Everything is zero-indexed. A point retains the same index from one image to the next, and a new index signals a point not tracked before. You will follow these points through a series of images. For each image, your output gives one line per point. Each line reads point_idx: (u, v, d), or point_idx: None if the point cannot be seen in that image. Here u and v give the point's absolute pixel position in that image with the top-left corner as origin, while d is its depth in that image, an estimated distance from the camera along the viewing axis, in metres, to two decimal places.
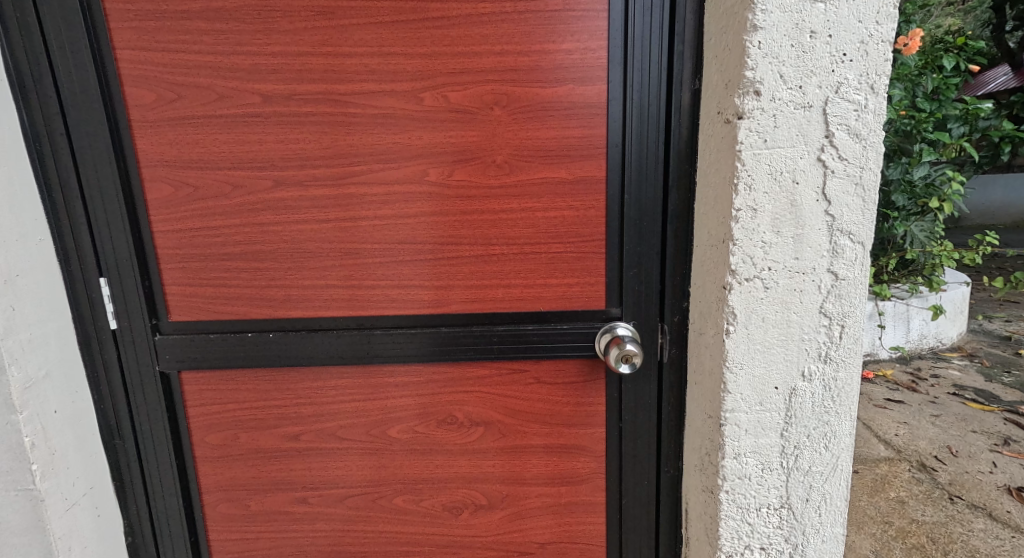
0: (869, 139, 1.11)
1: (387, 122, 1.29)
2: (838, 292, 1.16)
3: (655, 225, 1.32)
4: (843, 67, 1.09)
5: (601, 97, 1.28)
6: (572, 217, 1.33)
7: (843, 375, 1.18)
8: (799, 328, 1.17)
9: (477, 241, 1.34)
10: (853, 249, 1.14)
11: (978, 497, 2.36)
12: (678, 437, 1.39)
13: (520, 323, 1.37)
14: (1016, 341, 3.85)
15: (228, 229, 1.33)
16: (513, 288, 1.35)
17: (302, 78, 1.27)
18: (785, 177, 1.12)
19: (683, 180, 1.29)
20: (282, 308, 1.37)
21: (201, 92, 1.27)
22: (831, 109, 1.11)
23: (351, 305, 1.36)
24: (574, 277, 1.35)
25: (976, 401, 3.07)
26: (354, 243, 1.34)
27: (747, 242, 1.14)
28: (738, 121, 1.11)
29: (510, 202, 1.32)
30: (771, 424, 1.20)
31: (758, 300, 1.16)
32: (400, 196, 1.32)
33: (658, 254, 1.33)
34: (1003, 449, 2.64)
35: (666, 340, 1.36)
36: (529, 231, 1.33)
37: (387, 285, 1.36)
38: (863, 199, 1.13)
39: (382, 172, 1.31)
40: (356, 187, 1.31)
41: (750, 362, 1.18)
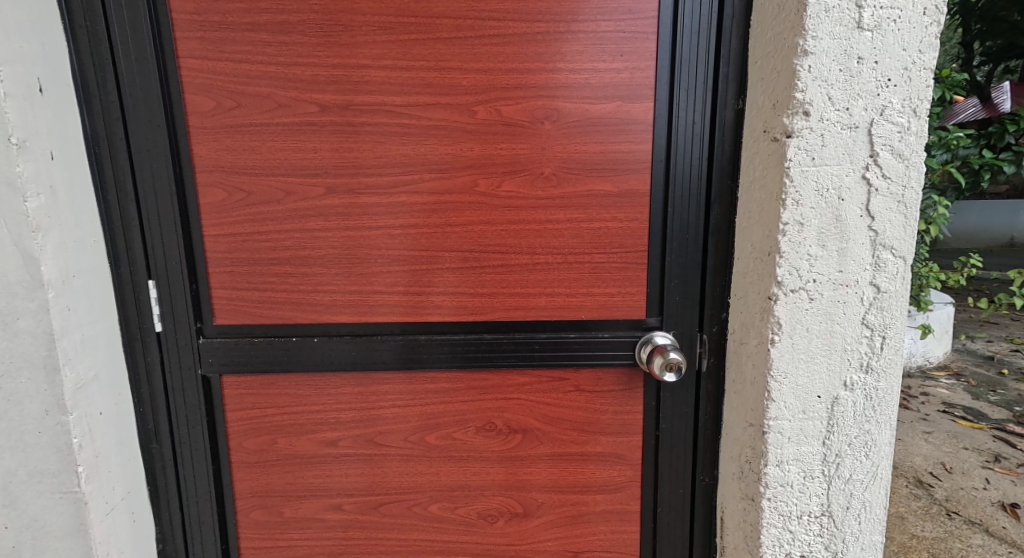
0: (911, 159, 1.16)
1: (439, 134, 1.32)
2: (880, 304, 1.20)
3: (697, 237, 1.36)
4: (888, 92, 1.14)
5: (647, 113, 1.33)
6: (616, 228, 1.37)
7: (884, 385, 1.22)
8: (842, 338, 1.21)
9: (523, 250, 1.37)
10: (894, 263, 1.19)
11: (975, 513, 2.41)
12: (713, 446, 1.43)
13: (562, 332, 1.40)
14: (1000, 360, 3.95)
15: (277, 235, 1.34)
16: (556, 297, 1.39)
17: (360, 89, 1.30)
18: (831, 194, 1.17)
19: (725, 195, 1.34)
20: (329, 314, 1.38)
21: (259, 101, 1.29)
22: (876, 130, 1.15)
23: (398, 312, 1.39)
24: (617, 286, 1.39)
25: (965, 418, 3.15)
26: (403, 251, 1.36)
27: (794, 255, 1.18)
28: (787, 139, 1.16)
29: (556, 213, 1.36)
30: (814, 432, 1.23)
31: (803, 310, 1.20)
32: (449, 206, 1.35)
33: (698, 265, 1.37)
34: (995, 465, 2.71)
35: (705, 349, 1.40)
36: (575, 242, 1.37)
37: (434, 293, 1.38)
38: (905, 215, 1.18)
39: (432, 182, 1.34)
40: (405, 196, 1.34)
41: (794, 371, 1.22)
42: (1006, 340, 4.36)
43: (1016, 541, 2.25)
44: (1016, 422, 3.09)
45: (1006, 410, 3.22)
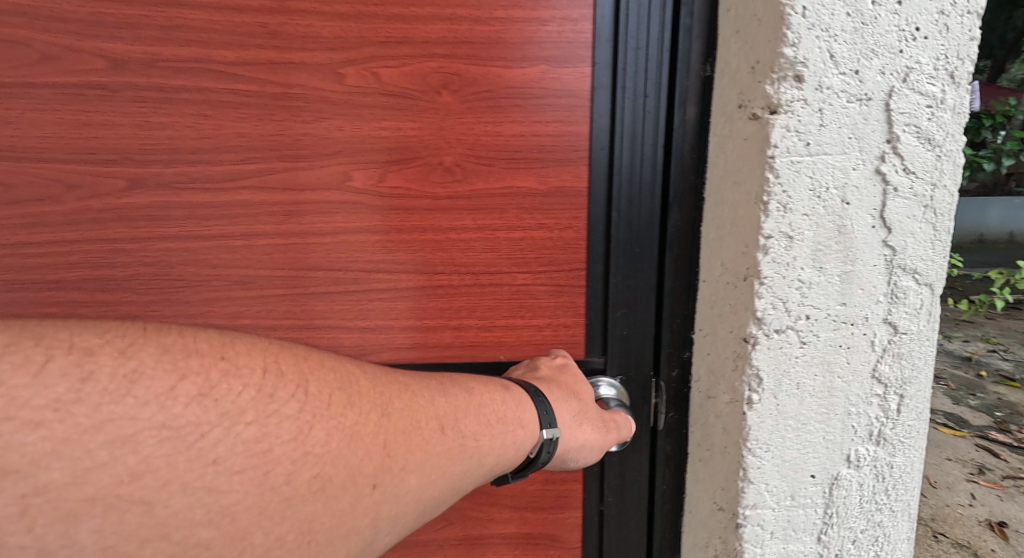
0: (944, 145, 0.82)
1: (293, 106, 0.92)
2: (896, 350, 0.86)
3: (651, 249, 1.02)
4: (915, 47, 0.79)
5: (583, 83, 0.97)
6: (542, 239, 1.01)
7: (900, 460, 0.89)
8: (844, 397, 0.87)
9: (419, 268, 1.00)
10: (917, 293, 0.85)
11: (962, 535, 2.11)
12: (672, 519, 1.11)
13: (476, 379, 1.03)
14: (977, 361, 3.70)
15: (54, 247, 0.92)
16: (464, 332, 1.03)
17: (170, 37, 0.88)
18: (832, 195, 0.82)
19: (687, 194, 1.00)
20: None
21: (10, 48, 0.87)
22: (897, 103, 0.80)
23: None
24: (546, 317, 1.04)
25: (947, 424, 2.85)
26: (246, 271, 0.96)
27: (779, 281, 0.84)
28: (771, 116, 0.80)
29: (463, 217, 0.99)
30: (805, 525, 0.90)
31: (792, 359, 0.86)
32: (313, 208, 0.96)
33: (651, 288, 1.04)
34: (980, 479, 2.42)
35: (663, 395, 1.07)
36: (488, 255, 1.01)
37: (295, 328, 0.99)
38: (933, 226, 0.84)
39: (287, 175, 0.94)
40: (248, 193, 0.94)
41: (778, 443, 0.88)
42: (983, 339, 4.12)
43: None
44: (999, 429, 2.80)
45: (986, 416, 2.92)
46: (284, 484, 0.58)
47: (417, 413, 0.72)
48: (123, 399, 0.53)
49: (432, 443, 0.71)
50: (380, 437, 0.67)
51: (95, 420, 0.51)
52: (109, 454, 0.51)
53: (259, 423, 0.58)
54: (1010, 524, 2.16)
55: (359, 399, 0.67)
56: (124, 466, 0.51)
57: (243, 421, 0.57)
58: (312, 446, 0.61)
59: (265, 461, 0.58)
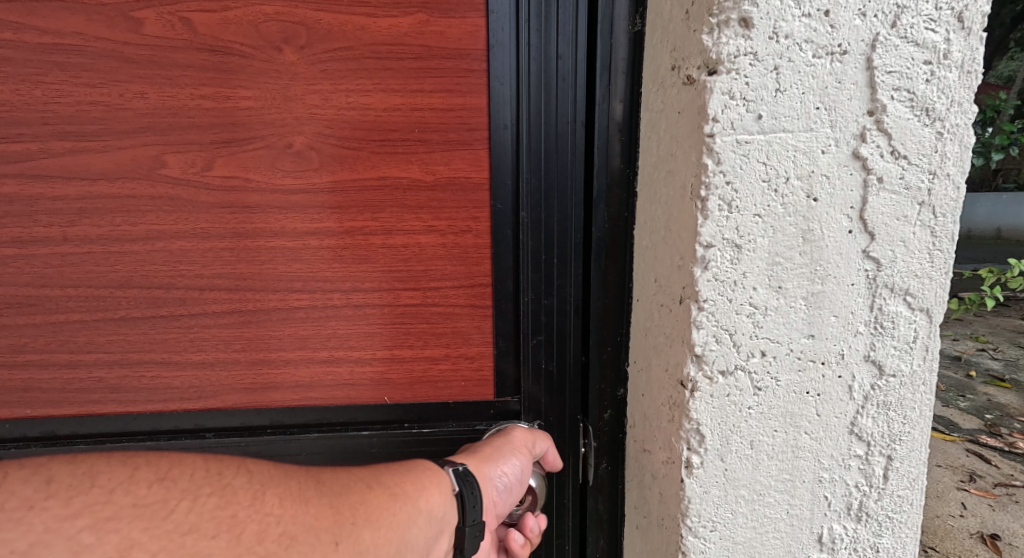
0: (947, 118, 0.60)
1: (71, 64, 0.70)
2: (881, 396, 0.64)
3: (574, 257, 0.78)
4: None
5: (476, 40, 0.72)
6: (431, 244, 0.77)
7: (887, 542, 0.67)
8: (814, 460, 0.65)
9: (264, 281, 0.76)
10: (910, 321, 0.63)
11: None
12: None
13: (346, 425, 0.81)
14: (968, 361, 3.49)
15: None
16: (331, 369, 0.79)
17: None
18: (794, 187, 0.60)
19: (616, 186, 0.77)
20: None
21: None
22: (882, 59, 0.58)
23: (38, 398, 0.78)
24: (441, 350, 0.79)
25: None
26: (26, 289, 0.74)
27: (723, 306, 0.62)
28: (709, 77, 0.58)
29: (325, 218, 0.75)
30: None
31: (742, 410, 0.64)
32: (112, 204, 0.73)
33: (574, 307, 0.80)
34: None
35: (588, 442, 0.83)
36: (359, 266, 0.76)
37: (99, 363, 0.77)
38: (933, 230, 0.61)
39: (74, 164, 0.72)
40: (14, 183, 0.72)
41: (727, 520, 0.66)
42: (973, 339, 3.91)
43: None
44: (989, 433, 2.27)
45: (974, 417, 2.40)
46: (256, 543, 0.47)
47: (354, 477, 0.60)
48: (91, 488, 0.45)
49: (383, 498, 0.58)
50: (328, 500, 0.54)
51: (75, 507, 0.44)
52: (97, 536, 0.43)
53: (219, 494, 0.49)
54: (1003, 537, 1.67)
55: (296, 470, 0.56)
56: (112, 544, 0.43)
57: (203, 494, 0.48)
58: (268, 508, 0.50)
59: (233, 525, 0.48)
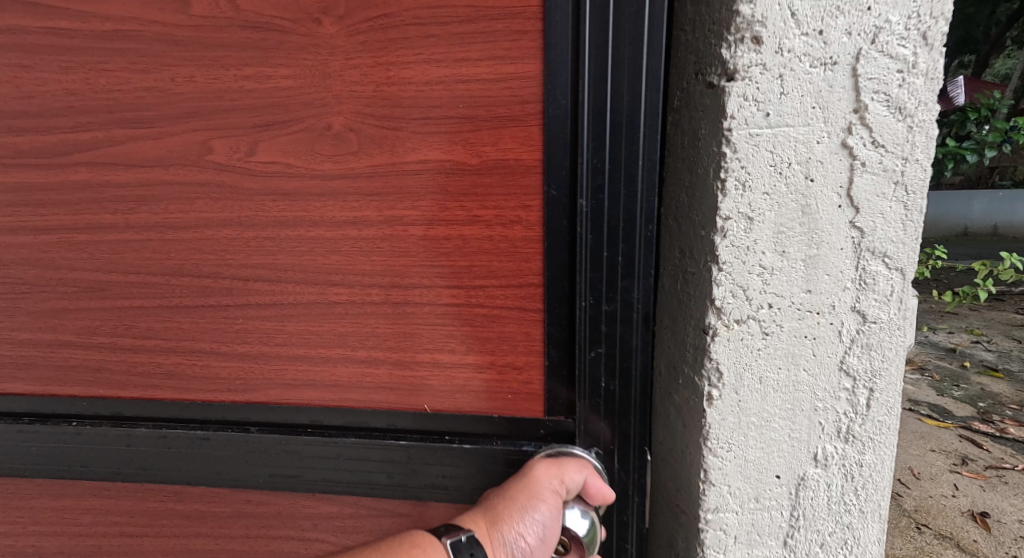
0: (916, 115, 0.74)
1: (131, 52, 0.90)
2: (865, 339, 0.80)
3: (630, 250, 0.84)
4: (883, 4, 0.72)
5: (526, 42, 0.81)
6: (473, 236, 0.89)
7: (870, 459, 0.82)
8: (810, 391, 0.80)
9: (308, 276, 0.94)
10: (887, 278, 0.78)
11: (945, 525, 2.13)
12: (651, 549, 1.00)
13: (382, 386, 0.96)
14: (962, 352, 3.71)
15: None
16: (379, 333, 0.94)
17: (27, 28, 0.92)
18: (795, 170, 0.75)
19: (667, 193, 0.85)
20: (50, 343, 1.03)
21: None
22: (864, 68, 0.73)
23: (111, 365, 1.03)
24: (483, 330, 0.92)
25: (932, 417, 2.85)
26: (99, 276, 0.99)
27: (738, 266, 0.77)
28: (728, 83, 0.74)
29: (367, 209, 0.90)
30: (771, 529, 0.83)
31: (754, 351, 0.79)
32: (169, 194, 0.94)
33: (628, 295, 0.86)
34: (962, 469, 2.45)
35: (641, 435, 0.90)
36: (397, 259, 0.91)
37: (159, 345, 1.01)
38: (905, 204, 0.77)
39: (148, 149, 0.93)
40: (87, 171, 0.95)
41: (741, 442, 0.81)
42: (967, 331, 4.10)
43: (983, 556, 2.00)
44: (983, 419, 2.88)
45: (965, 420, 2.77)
46: None
47: None
48: None
49: None
50: None
51: None
52: None
53: None
54: (993, 514, 2.21)
55: None
56: None
57: None
58: None
59: None
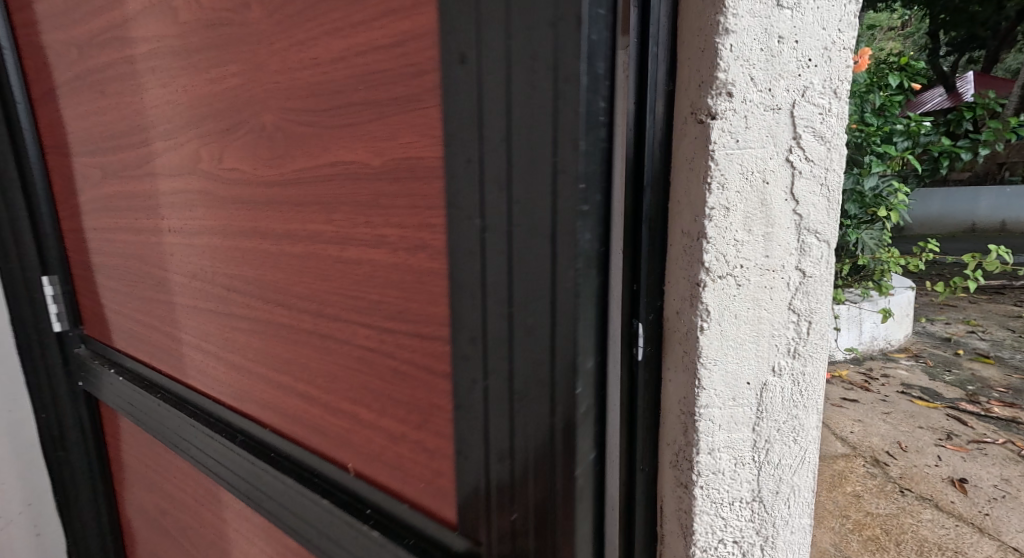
0: (833, 141, 1.16)
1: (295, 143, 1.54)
2: (805, 288, 1.21)
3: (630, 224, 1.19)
4: (809, 72, 1.13)
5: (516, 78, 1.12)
6: (477, 232, 1.23)
7: (810, 368, 1.24)
8: (770, 323, 1.21)
9: (394, 272, 1.40)
10: (818, 247, 1.20)
11: (927, 489, 3.28)
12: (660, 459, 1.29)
13: (420, 344, 1.39)
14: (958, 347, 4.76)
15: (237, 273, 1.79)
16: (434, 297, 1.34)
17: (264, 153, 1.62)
18: (755, 176, 1.14)
19: (652, 275, 1.22)
20: (247, 343, 1.83)
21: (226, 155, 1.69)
22: (798, 112, 1.14)
23: (278, 354, 1.75)
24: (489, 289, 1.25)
25: (922, 399, 4.30)
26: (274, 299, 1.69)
27: (720, 239, 1.15)
28: (711, 121, 1.11)
29: (405, 220, 1.35)
30: (744, 419, 1.23)
31: (732, 296, 1.18)
32: (324, 204, 1.49)
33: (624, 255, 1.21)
34: (941, 461, 3.54)
35: (650, 444, 1.27)
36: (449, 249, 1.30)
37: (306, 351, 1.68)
38: (827, 198, 1.19)
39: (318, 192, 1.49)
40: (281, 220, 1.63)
41: (723, 358, 1.20)
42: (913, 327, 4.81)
43: (959, 514, 3.06)
44: (968, 400, 4.27)
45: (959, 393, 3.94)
46: None
47: None
48: None
49: None
50: None
51: None
52: None
53: None
54: (970, 478, 3.37)
55: None
56: None
57: None
58: None
59: None
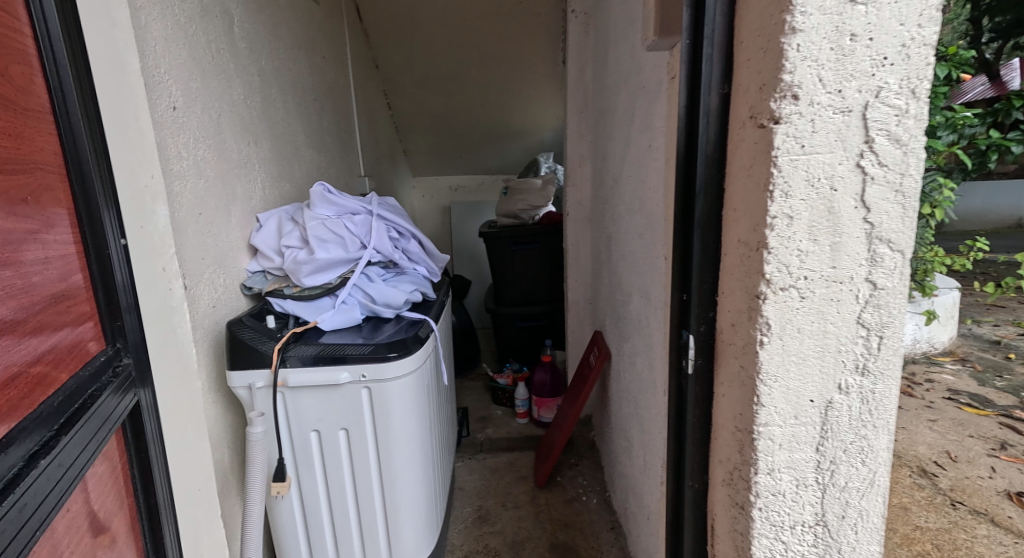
0: (910, 144, 1.07)
1: None
2: (876, 302, 1.12)
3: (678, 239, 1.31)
4: (884, 71, 1.05)
5: None
6: None
7: (881, 388, 1.16)
8: (836, 338, 1.14)
9: None
10: (892, 258, 1.11)
11: None
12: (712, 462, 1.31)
13: None
14: (1007, 346, 4.49)
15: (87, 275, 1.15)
16: None
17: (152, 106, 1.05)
18: (822, 184, 1.08)
19: (703, 279, 1.26)
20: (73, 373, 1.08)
21: None
22: (871, 114, 1.06)
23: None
24: None
25: (972, 405, 3.51)
26: None
27: (783, 250, 1.10)
28: (775, 126, 1.07)
29: None
30: (806, 438, 1.17)
31: (793, 310, 1.12)
32: None
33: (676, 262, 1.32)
34: (1000, 453, 2.94)
35: (701, 450, 1.32)
36: None
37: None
38: (903, 206, 1.09)
39: None
40: None
41: (784, 374, 1.14)
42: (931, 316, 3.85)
43: None
44: None
45: (1013, 394, 3.65)
46: None
47: None
48: None
49: None
50: None
51: None
52: None
53: None
54: None
55: None
56: None
57: None
58: None
59: None
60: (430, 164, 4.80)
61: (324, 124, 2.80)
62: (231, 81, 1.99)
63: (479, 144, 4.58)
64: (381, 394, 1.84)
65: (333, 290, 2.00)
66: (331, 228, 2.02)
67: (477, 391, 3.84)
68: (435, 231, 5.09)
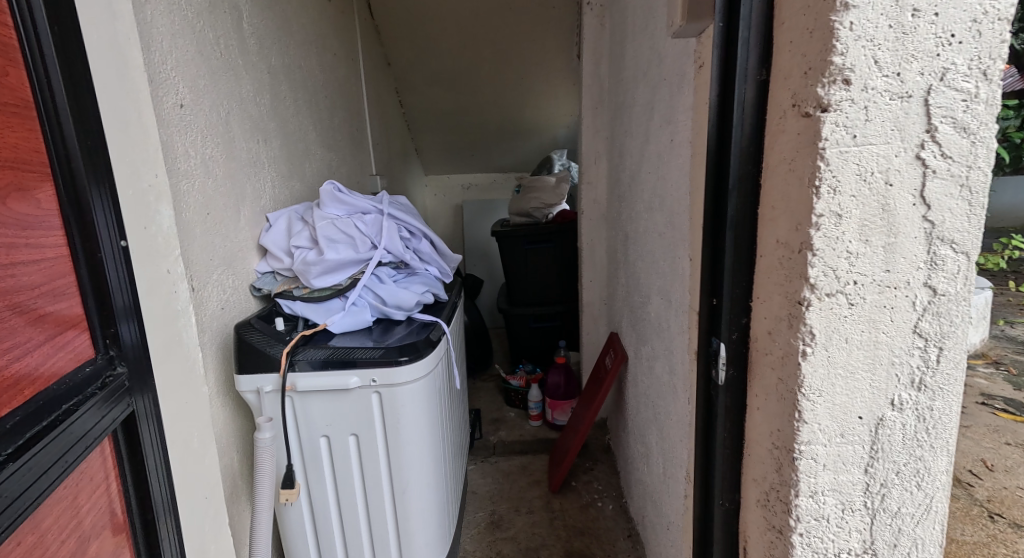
0: (978, 133, 0.96)
1: None
2: (935, 309, 1.01)
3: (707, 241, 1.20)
4: (950, 51, 0.94)
5: None
6: None
7: (939, 404, 1.05)
8: (888, 349, 1.03)
9: None
10: (954, 260, 1.00)
11: None
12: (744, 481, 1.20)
13: None
14: None
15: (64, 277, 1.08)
16: None
17: None
18: (876, 178, 0.97)
19: (735, 282, 1.15)
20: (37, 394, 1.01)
21: None
22: (933, 100, 0.95)
23: None
24: None
25: (1007, 411, 3.31)
26: None
27: (830, 252, 0.99)
28: (824, 114, 0.96)
29: None
30: (854, 459, 1.06)
31: (841, 318, 1.01)
32: None
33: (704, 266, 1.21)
34: None
35: (732, 469, 1.21)
36: None
37: None
38: (968, 203, 0.98)
39: None
40: None
41: (830, 389, 1.04)
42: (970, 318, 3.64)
43: None
44: None
45: None
46: None
47: None
48: None
49: None
50: None
51: None
52: None
53: None
54: None
55: None
56: None
57: None
58: None
59: None
60: (443, 162, 4.72)
61: (334, 122, 2.73)
62: (240, 76, 1.92)
63: (494, 141, 4.49)
64: (391, 400, 1.75)
65: (342, 292, 1.92)
66: (341, 228, 1.95)
67: (490, 394, 3.75)
68: (447, 232, 5.01)
